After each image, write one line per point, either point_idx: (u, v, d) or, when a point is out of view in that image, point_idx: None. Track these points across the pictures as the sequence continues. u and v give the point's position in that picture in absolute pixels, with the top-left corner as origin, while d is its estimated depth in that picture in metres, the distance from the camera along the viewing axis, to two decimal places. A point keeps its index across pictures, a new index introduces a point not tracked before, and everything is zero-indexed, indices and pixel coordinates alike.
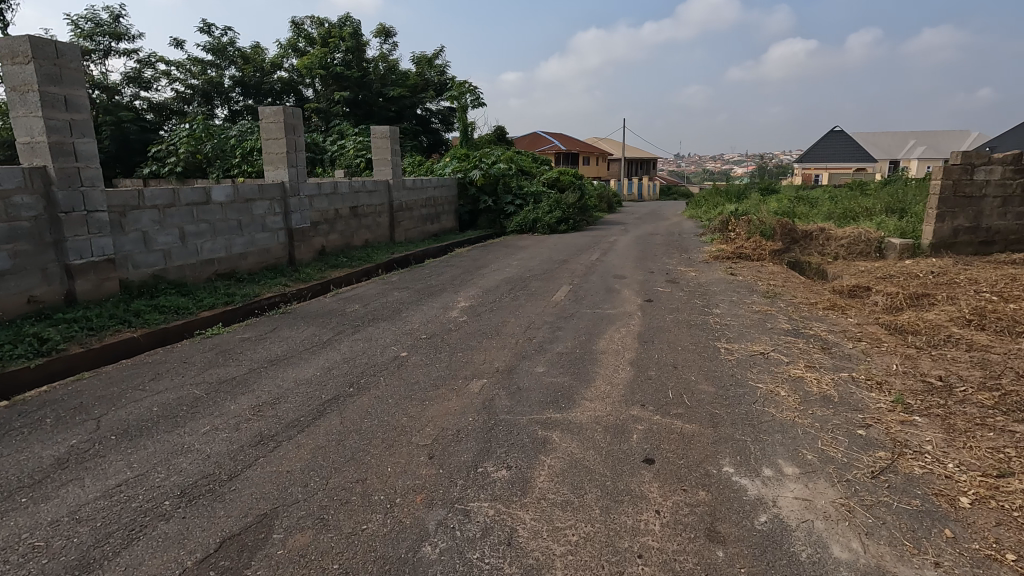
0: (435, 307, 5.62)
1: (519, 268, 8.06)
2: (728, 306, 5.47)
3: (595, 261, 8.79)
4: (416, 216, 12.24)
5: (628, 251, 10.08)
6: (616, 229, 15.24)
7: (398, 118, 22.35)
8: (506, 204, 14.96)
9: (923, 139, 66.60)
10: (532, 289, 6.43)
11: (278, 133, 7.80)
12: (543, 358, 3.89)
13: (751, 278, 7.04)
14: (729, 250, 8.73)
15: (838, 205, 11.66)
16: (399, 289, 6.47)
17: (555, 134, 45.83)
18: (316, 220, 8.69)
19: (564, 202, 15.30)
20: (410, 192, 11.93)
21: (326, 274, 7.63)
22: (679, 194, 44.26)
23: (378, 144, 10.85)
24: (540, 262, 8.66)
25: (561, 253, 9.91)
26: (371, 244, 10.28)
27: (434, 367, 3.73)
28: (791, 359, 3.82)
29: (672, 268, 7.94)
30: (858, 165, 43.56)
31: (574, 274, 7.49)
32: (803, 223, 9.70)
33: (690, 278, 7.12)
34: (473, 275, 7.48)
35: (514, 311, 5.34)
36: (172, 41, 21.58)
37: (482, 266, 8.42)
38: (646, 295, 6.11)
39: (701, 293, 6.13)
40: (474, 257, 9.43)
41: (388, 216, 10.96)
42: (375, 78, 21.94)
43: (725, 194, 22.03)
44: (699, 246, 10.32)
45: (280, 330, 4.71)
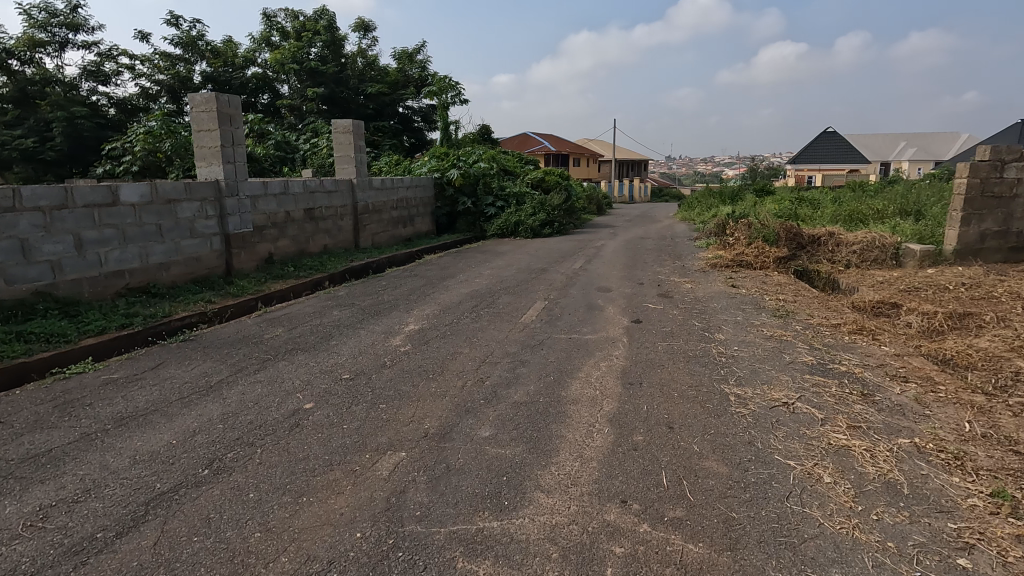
0: (376, 331, 4.60)
1: (491, 279, 7.09)
2: (732, 329, 4.51)
3: (579, 270, 7.80)
4: (385, 219, 11.22)
5: (616, 258, 9.13)
6: (605, 233, 14.28)
7: (377, 116, 21.30)
8: (487, 205, 13.94)
9: (915, 141, 66.35)
10: (500, 306, 5.46)
11: (210, 124, 6.75)
12: (494, 414, 2.89)
13: (756, 291, 6.11)
14: (729, 257, 7.79)
15: (844, 207, 10.76)
16: (342, 307, 5.45)
17: (545, 135, 44.93)
18: (261, 224, 7.65)
19: (549, 204, 14.30)
20: (379, 192, 10.89)
21: (266, 287, 6.60)
22: (671, 196, 43.50)
23: (341, 140, 9.82)
24: (516, 272, 7.68)
25: (541, 260, 8.93)
26: (330, 250, 9.24)
27: (339, 430, 2.70)
28: (826, 414, 2.82)
29: (665, 278, 7.00)
30: (852, 166, 42.96)
31: (552, 286, 6.52)
32: (809, 226, 8.78)
33: (685, 291, 6.17)
34: (435, 288, 6.47)
35: (472, 337, 4.35)
36: (137, 34, 20.40)
37: (449, 276, 7.41)
38: (634, 313, 5.14)
39: (698, 311, 5.19)
40: (444, 265, 8.43)
41: (351, 220, 9.93)
42: (352, 74, 20.95)
43: (719, 195, 21.14)
44: (693, 251, 9.39)
45: (164, 367, 3.66)
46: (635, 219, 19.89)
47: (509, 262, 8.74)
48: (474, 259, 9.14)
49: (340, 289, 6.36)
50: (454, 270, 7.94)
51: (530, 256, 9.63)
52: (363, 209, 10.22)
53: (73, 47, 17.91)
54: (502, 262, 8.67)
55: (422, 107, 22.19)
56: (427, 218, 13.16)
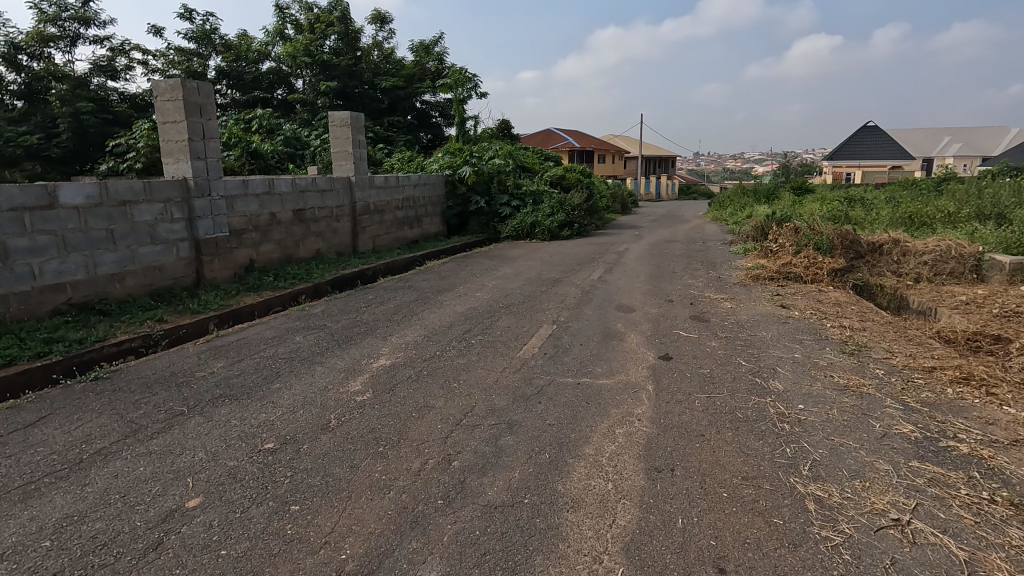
0: (335, 368, 3.69)
1: (491, 294, 6.15)
2: (790, 375, 3.46)
3: (596, 281, 6.80)
4: (388, 221, 10.37)
5: (640, 266, 8.12)
6: (629, 235, 13.20)
7: (392, 111, 20.53)
8: (501, 205, 12.97)
9: (961, 136, 62.99)
10: (495, 332, 4.50)
11: (176, 115, 5.94)
12: (449, 532, 1.94)
13: (811, 313, 5.03)
14: (773, 269, 6.71)
15: (904, 207, 9.47)
16: (307, 331, 4.56)
17: (569, 131, 43.71)
18: (239, 228, 6.85)
19: (568, 203, 13.23)
20: (381, 191, 10.05)
21: (235, 300, 5.79)
22: (699, 194, 41.88)
23: (337, 134, 8.98)
24: (522, 284, 6.71)
25: (553, 268, 7.95)
26: (322, 255, 8.44)
27: (209, 565, 1.77)
28: (972, 553, 1.79)
29: (698, 294, 5.96)
30: (894, 163, 40.69)
31: (562, 303, 5.55)
32: (867, 231, 7.60)
33: (723, 313, 5.12)
34: (426, 305, 5.56)
35: (450, 380, 3.41)
36: (150, 28, 19.96)
37: (446, 288, 6.50)
38: (661, 345, 4.14)
39: (743, 343, 4.15)
40: (444, 274, 7.51)
41: (348, 222, 9.10)
42: (366, 68, 20.19)
43: (753, 194, 19.80)
44: (729, 259, 8.28)
45: (42, 425, 2.80)
46: (662, 219, 18.67)
47: (517, 270, 7.79)
48: (479, 266, 8.19)
49: (316, 306, 5.50)
50: (454, 280, 7.03)
51: (542, 263, 8.65)
52: (362, 209, 9.38)
53: (85, 41, 17.51)
54: (509, 271, 7.72)
55: (439, 101, 21.29)
56: (436, 219, 12.29)
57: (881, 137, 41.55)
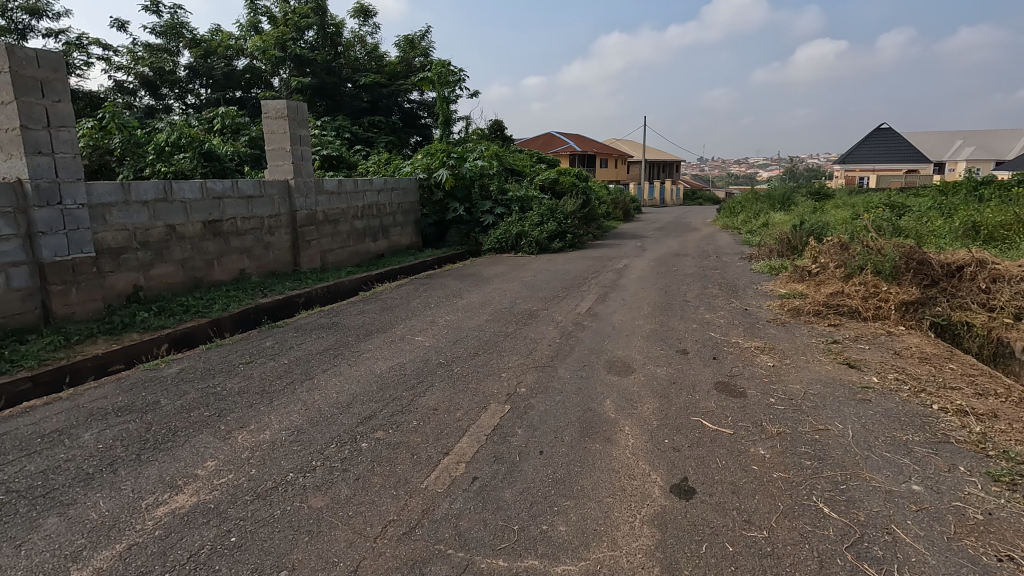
0: (79, 523, 2.01)
1: (438, 337, 4.50)
2: (932, 560, 1.77)
3: (584, 317, 5.15)
4: (343, 232, 8.76)
5: (641, 290, 6.48)
6: (631, 247, 11.54)
7: (373, 110, 19.05)
8: (484, 213, 11.32)
9: (975, 140, 61.05)
10: (409, 421, 2.84)
11: (5, 94, 4.36)
12: None
13: (898, 380, 3.36)
14: (819, 302, 5.08)
15: (966, 217, 7.75)
16: (117, 418, 2.90)
17: (571, 135, 42.18)
18: (114, 246, 5.24)
19: (561, 211, 11.55)
20: (333, 197, 8.44)
21: (78, 350, 4.17)
22: (705, 199, 40.21)
23: (273, 128, 7.39)
24: (484, 321, 5.07)
25: (528, 294, 6.30)
26: (248, 276, 6.83)
27: None
28: None
29: (722, 340, 4.31)
30: (911, 167, 38.86)
31: (528, 357, 3.89)
32: (934, 248, 5.91)
33: (763, 378, 3.46)
34: (336, 359, 3.92)
35: (267, 569, 1.76)
36: (114, 23, 18.57)
37: (381, 327, 4.85)
38: (673, 459, 2.46)
39: (811, 451, 2.48)
40: (390, 303, 5.88)
41: (285, 234, 7.47)
42: (345, 63, 18.73)
43: (767, 200, 18.09)
44: (753, 282, 6.63)
45: None
46: (667, 227, 17.01)
47: (484, 298, 6.14)
48: (439, 291, 6.55)
49: (175, 362, 3.85)
50: (397, 313, 5.39)
51: (518, 285, 7.01)
52: (305, 218, 7.78)
53: (37, 35, 16.07)
54: (474, 299, 6.08)
55: (426, 100, 19.81)
56: (407, 230, 10.69)
57: (897, 140, 39.75)
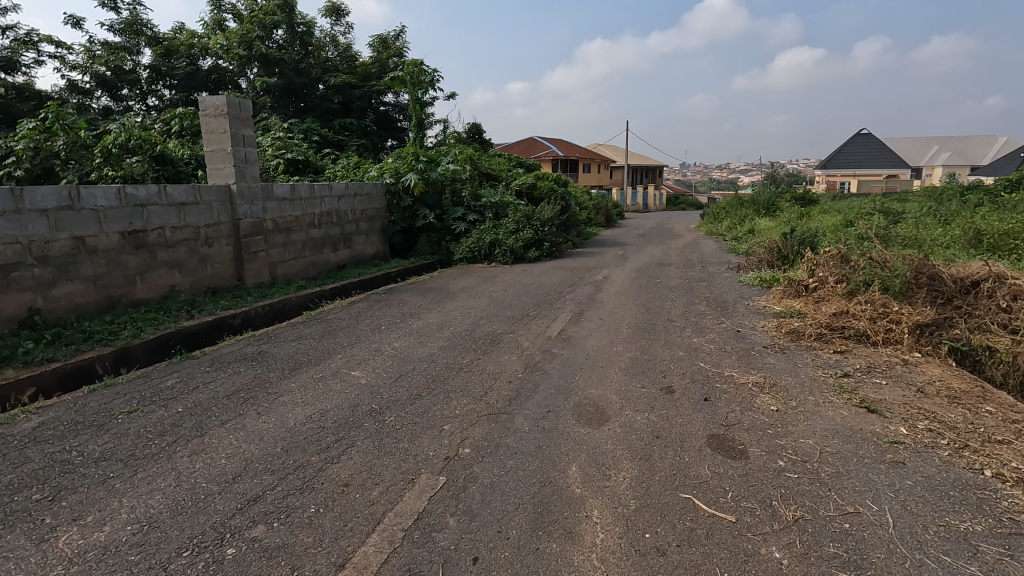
0: None
1: (378, 371, 3.79)
2: None
3: (554, 343, 4.47)
4: (297, 242, 7.99)
5: (621, 307, 5.84)
6: (612, 255, 10.93)
7: (344, 112, 18.32)
8: (455, 220, 10.62)
9: (951, 145, 61.93)
10: (305, 506, 2.13)
11: None
12: None
13: (932, 432, 2.73)
14: (821, 322, 4.47)
15: (967, 225, 7.23)
16: None
17: (553, 140, 41.67)
18: (2, 263, 4.45)
19: (538, 218, 10.89)
20: (285, 204, 7.68)
21: None
22: (687, 205, 39.94)
23: (211, 128, 6.63)
24: (438, 348, 4.37)
25: (494, 313, 5.62)
26: (180, 293, 6.06)
27: None
28: None
29: (713, 373, 3.66)
30: (891, 172, 39.01)
31: (482, 400, 3.21)
32: (943, 259, 5.33)
33: (766, 428, 2.81)
34: (245, 406, 3.19)
35: None
36: (68, 19, 17.58)
37: (314, 358, 4.12)
38: (656, 570, 1.79)
39: (842, 555, 1.82)
40: (334, 326, 5.14)
41: (226, 245, 6.70)
42: (314, 63, 17.97)
43: (752, 206, 17.64)
44: (742, 298, 6.03)
45: None
46: (650, 233, 16.45)
47: (443, 318, 5.44)
48: (394, 310, 5.84)
49: (40, 411, 3.08)
50: (339, 339, 4.66)
51: (485, 301, 6.32)
52: (250, 227, 7.01)
53: None
54: (432, 319, 5.37)
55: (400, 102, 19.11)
56: (372, 238, 9.95)
57: (877, 145, 39.90)
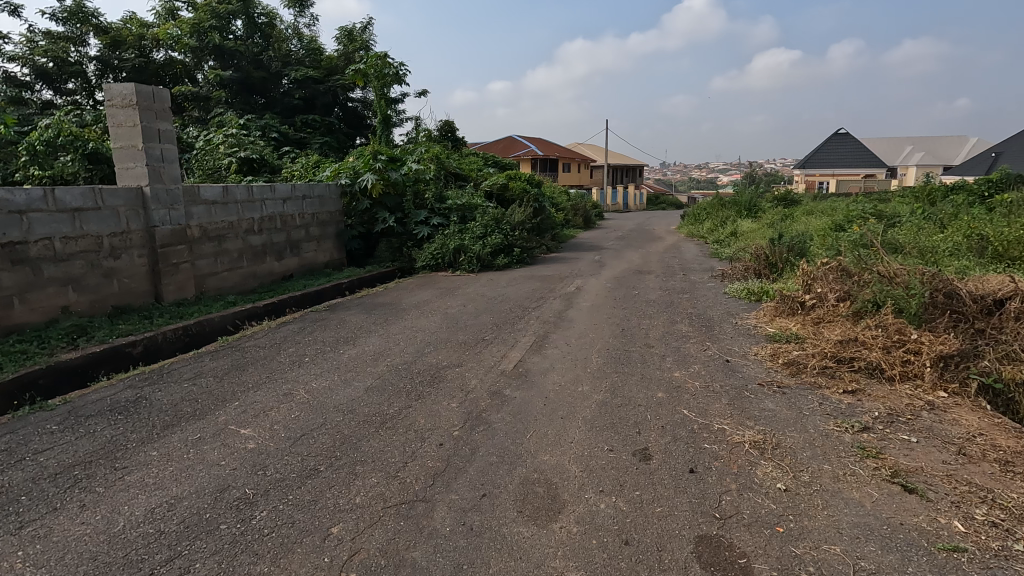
0: None
1: (275, 428, 2.96)
2: None
3: (508, 380, 3.69)
4: (230, 251, 7.09)
5: (592, 327, 5.08)
6: (588, 261, 10.20)
7: (308, 108, 17.36)
8: (418, 224, 9.76)
9: (925, 145, 62.73)
10: None
11: None
12: None
13: (999, 529, 2.00)
14: (824, 352, 3.77)
15: (969, 230, 6.62)
16: None
17: (532, 139, 40.96)
18: None
19: (508, 221, 10.09)
20: (215, 208, 6.77)
21: None
22: (668, 204, 39.56)
23: (118, 121, 5.70)
24: (363, 390, 3.54)
25: (444, 338, 4.82)
26: (76, 315, 5.14)
27: None
28: None
29: (700, 426, 2.92)
30: (868, 172, 39.08)
31: (395, 479, 2.40)
32: (955, 272, 4.67)
33: (775, 525, 2.05)
34: (73, 491, 2.35)
35: None
36: (6, 6, 16.28)
37: (204, 406, 3.28)
38: None
39: None
40: (248, 357, 4.28)
41: (138, 257, 5.78)
42: (275, 56, 16.95)
43: (733, 207, 17.10)
44: (730, 316, 5.32)
45: None
46: (628, 236, 15.79)
47: (382, 345, 4.61)
48: (328, 334, 4.99)
49: None
50: (246, 377, 3.79)
51: (437, 321, 5.50)
52: (170, 235, 6.10)
53: None
54: (367, 347, 4.54)
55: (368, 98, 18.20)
56: (324, 245, 9.07)
57: (854, 145, 39.92)
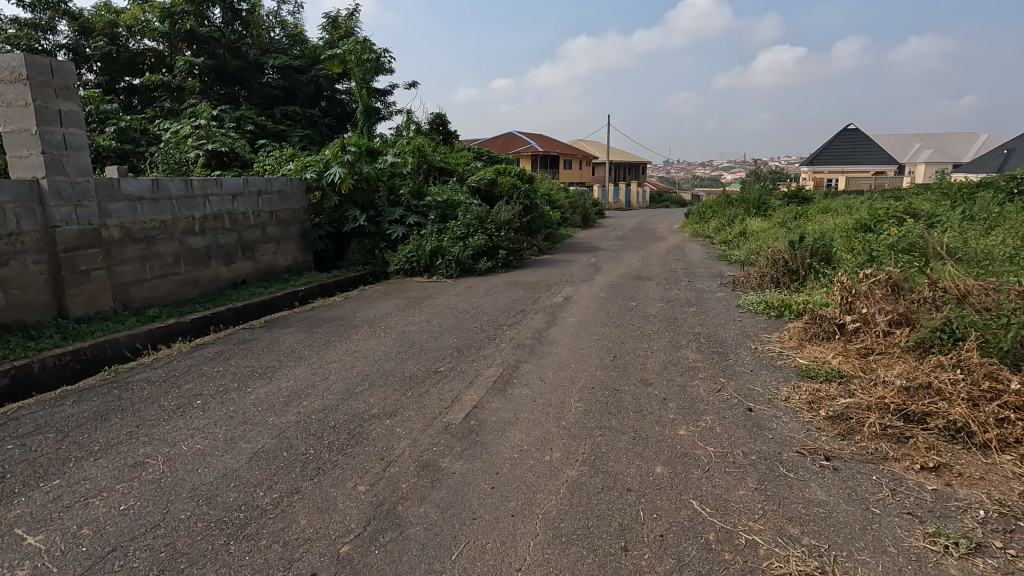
0: None
1: (82, 537, 1.98)
2: None
3: (451, 440, 2.71)
4: (162, 255, 6.10)
5: (576, 354, 4.08)
6: (582, 264, 9.21)
7: (289, 100, 16.42)
8: (393, 224, 8.77)
9: (934, 142, 61.43)
10: None
11: None
12: None
13: None
14: (883, 401, 2.78)
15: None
16: None
17: (532, 135, 39.95)
18: None
19: (493, 221, 9.07)
20: (141, 205, 5.81)
21: None
22: (671, 202, 38.54)
23: (8, 99, 4.73)
24: (246, 460, 2.54)
25: (388, 369, 3.82)
26: None
27: None
28: None
29: (720, 540, 1.92)
30: (878, 169, 37.92)
31: None
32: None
33: None
34: None
35: None
36: None
37: (11, 488, 2.31)
38: None
39: None
40: (126, 398, 3.30)
41: (34, 263, 4.80)
42: (253, 44, 15.95)
43: (741, 204, 16.06)
44: (748, 340, 4.34)
45: None
46: (628, 236, 14.76)
47: (305, 380, 3.61)
48: (245, 363, 3.99)
49: None
50: (98, 435, 2.79)
51: (389, 342, 4.52)
52: (77, 238, 5.12)
53: None
54: (284, 384, 3.54)
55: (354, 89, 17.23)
56: (284, 247, 8.10)
57: (863, 141, 38.75)
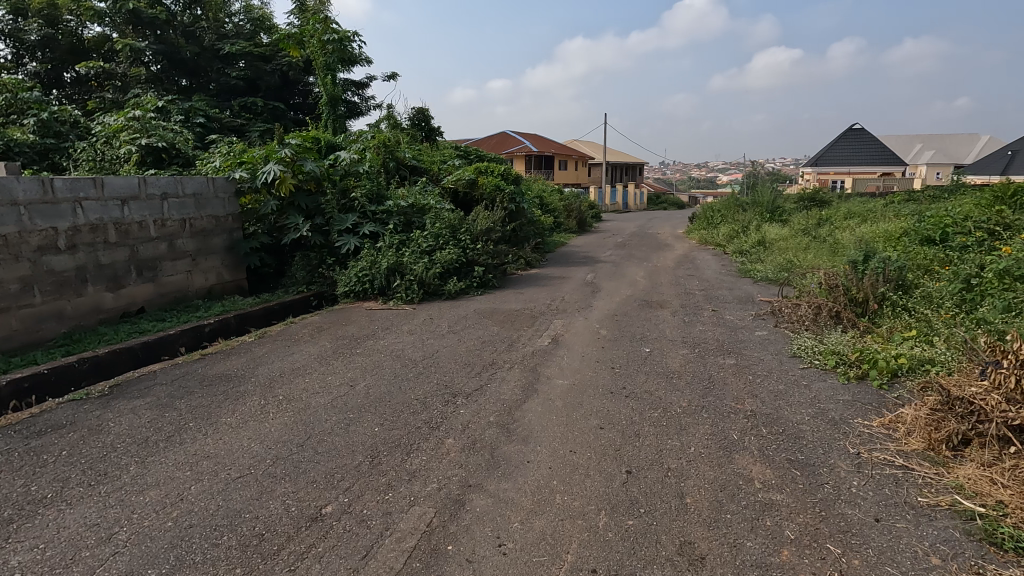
0: None
1: None
2: None
3: None
4: (2, 282, 4.47)
5: (563, 472, 2.46)
6: (578, 282, 7.60)
7: (252, 91, 14.77)
8: (344, 234, 7.12)
9: (936, 143, 60.19)
10: None
11: None
12: None
13: None
14: None
15: None
16: None
17: (526, 135, 38.39)
18: None
19: (468, 231, 7.45)
20: None
21: None
22: (670, 204, 37.08)
23: None
24: None
25: (231, 511, 2.18)
26: None
27: None
28: None
29: None
30: (885, 170, 36.50)
31: None
32: None
33: None
34: None
35: None
36: None
37: None
38: None
39: None
40: None
41: None
42: (208, 28, 14.33)
43: (755, 207, 14.49)
44: (838, 434, 2.75)
45: None
46: (629, 243, 13.18)
47: (59, 549, 1.96)
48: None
49: None
50: None
51: (270, 433, 2.89)
52: None
53: None
54: (13, 561, 1.89)
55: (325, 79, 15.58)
56: (201, 265, 6.45)
57: (868, 142, 37.35)
